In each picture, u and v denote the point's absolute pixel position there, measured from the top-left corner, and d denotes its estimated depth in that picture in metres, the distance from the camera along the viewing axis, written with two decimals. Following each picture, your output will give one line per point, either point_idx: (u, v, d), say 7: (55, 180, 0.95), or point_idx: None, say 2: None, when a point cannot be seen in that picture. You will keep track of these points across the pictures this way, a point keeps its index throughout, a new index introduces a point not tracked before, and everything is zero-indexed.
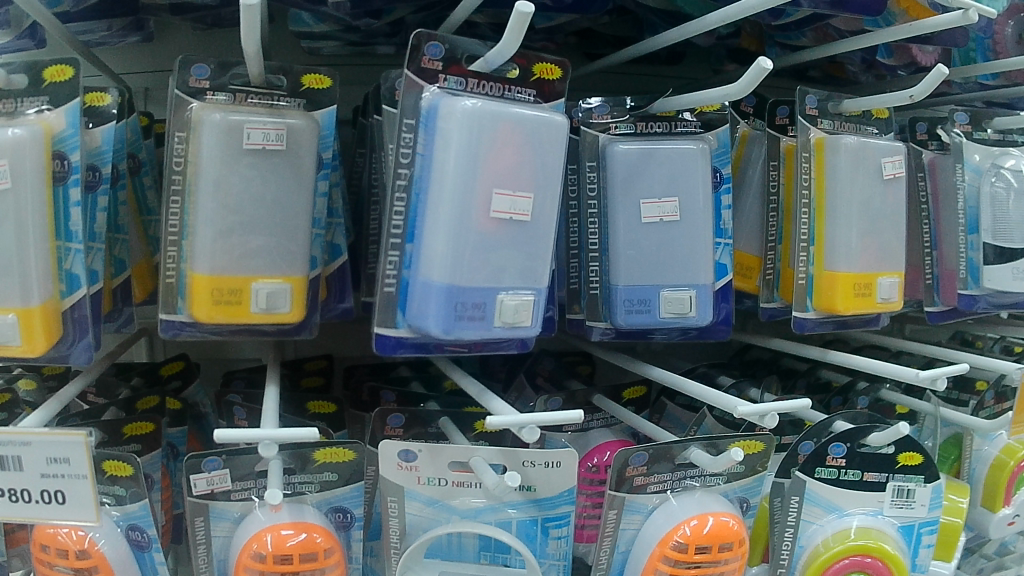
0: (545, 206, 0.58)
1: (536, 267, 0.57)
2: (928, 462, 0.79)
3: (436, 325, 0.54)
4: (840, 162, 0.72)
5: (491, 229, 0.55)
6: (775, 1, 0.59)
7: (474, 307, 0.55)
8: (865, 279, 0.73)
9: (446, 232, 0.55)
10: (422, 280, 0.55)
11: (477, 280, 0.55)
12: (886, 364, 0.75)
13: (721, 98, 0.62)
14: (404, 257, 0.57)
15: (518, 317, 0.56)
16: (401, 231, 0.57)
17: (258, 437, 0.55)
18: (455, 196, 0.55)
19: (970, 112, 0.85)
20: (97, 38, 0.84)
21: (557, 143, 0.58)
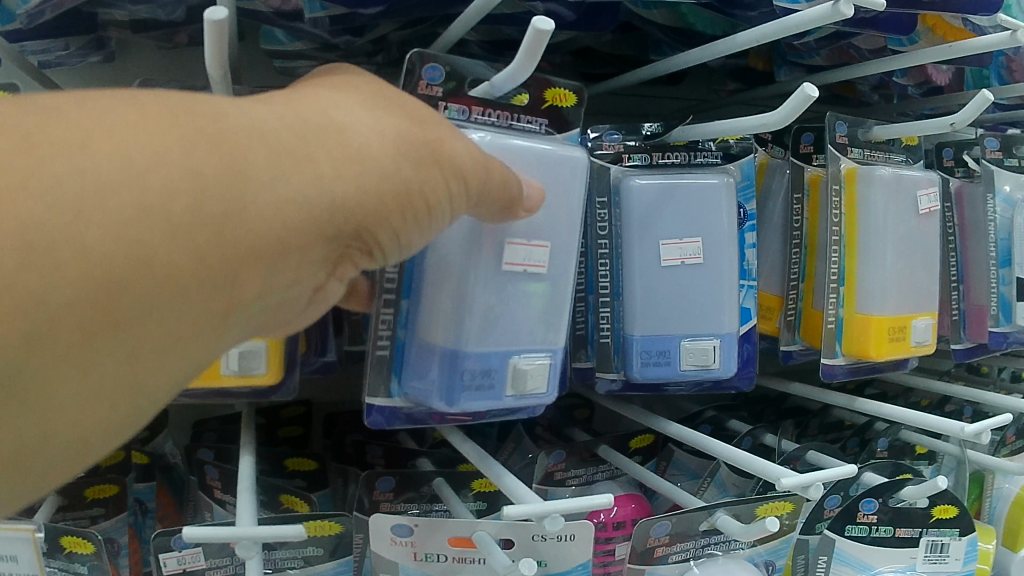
0: (565, 254, 0.52)
1: (553, 326, 0.52)
2: (964, 514, 0.72)
3: (441, 399, 0.50)
4: (874, 195, 0.66)
5: (503, 286, 0.49)
6: (802, 28, 0.52)
7: (484, 376, 0.50)
8: (898, 322, 0.67)
9: (450, 291, 0.49)
10: (424, 346, 0.50)
11: (485, 346, 0.50)
12: (929, 416, 0.70)
13: (752, 129, 0.55)
14: (400, 316, 0.51)
15: (531, 384, 0.51)
16: (395, 284, 0.51)
17: (235, 536, 0.50)
18: (461, 249, 0.48)
19: (1002, 137, 0.80)
20: (52, 59, 0.76)
21: (576, 180, 0.52)
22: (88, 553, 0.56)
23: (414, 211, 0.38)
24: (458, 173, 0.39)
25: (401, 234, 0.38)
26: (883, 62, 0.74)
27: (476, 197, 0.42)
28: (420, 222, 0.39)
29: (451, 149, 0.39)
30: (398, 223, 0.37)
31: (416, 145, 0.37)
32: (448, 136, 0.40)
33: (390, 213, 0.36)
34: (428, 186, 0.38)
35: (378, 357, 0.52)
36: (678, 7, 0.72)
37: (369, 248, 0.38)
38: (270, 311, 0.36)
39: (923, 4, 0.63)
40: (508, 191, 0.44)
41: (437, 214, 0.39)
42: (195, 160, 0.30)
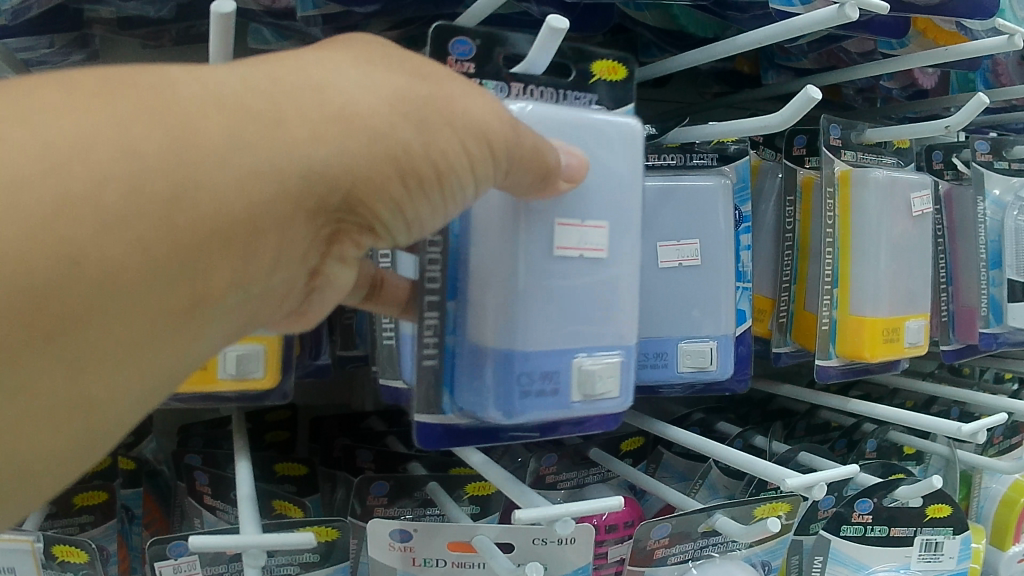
0: (626, 238, 0.49)
1: (619, 320, 0.49)
2: (956, 513, 0.73)
3: (497, 409, 0.47)
4: (868, 196, 0.66)
5: (557, 275, 0.46)
6: (805, 30, 0.53)
7: (546, 380, 0.47)
8: (893, 323, 0.67)
9: (498, 288, 0.46)
10: (475, 351, 0.47)
11: (544, 346, 0.47)
12: (922, 416, 0.70)
13: (752, 131, 0.55)
14: (447, 319, 0.48)
15: (600, 386, 0.48)
16: (438, 284, 0.47)
17: (242, 544, 0.50)
18: (511, 241, 0.45)
19: (991, 141, 0.81)
20: (38, 57, 0.75)
21: (631, 152, 0.48)
22: (80, 562, 0.56)
23: (427, 183, 0.34)
24: (485, 140, 0.36)
25: (411, 209, 0.35)
26: (875, 64, 0.74)
27: (505, 164, 0.38)
28: (435, 195, 0.36)
29: (468, 111, 0.35)
30: (404, 194, 0.34)
31: (430, 107, 0.34)
32: (469, 97, 0.36)
33: (394, 184, 0.33)
34: (440, 153, 0.34)
35: (423, 366, 0.48)
36: (669, 8, 0.72)
37: (374, 225, 0.35)
38: (261, 300, 0.34)
39: (917, 7, 0.63)
40: (536, 166, 0.40)
41: (456, 185, 0.36)
42: (133, 137, 0.27)
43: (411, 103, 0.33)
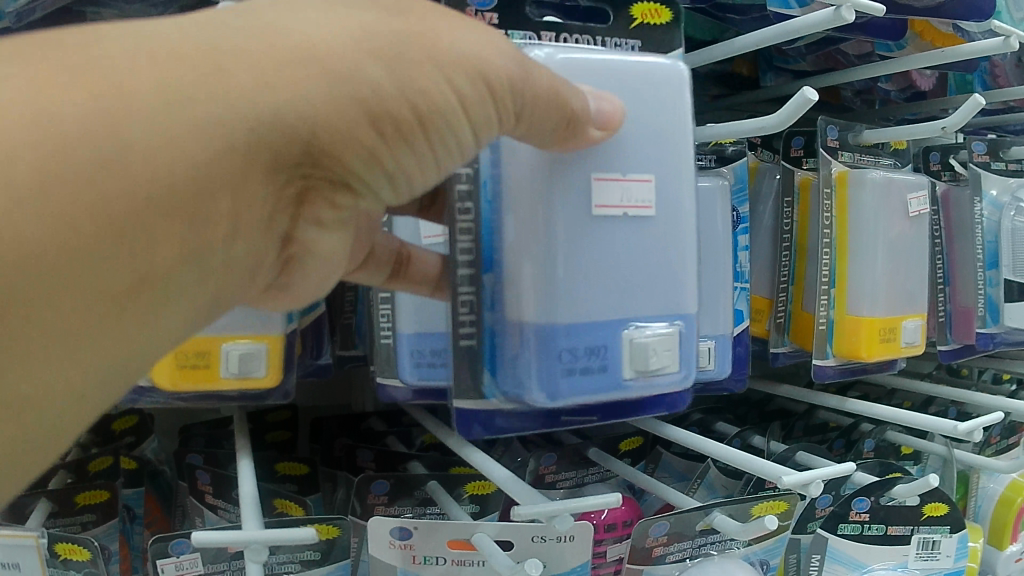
0: (670, 195, 0.47)
1: (671, 287, 0.47)
2: (954, 512, 0.74)
3: (539, 391, 0.45)
4: (865, 197, 0.67)
5: (596, 237, 0.45)
6: (803, 31, 0.53)
7: (591, 355, 0.45)
8: (889, 323, 0.68)
9: (532, 257, 0.44)
10: (513, 329, 0.46)
11: (586, 318, 0.45)
12: (919, 415, 0.71)
13: (750, 133, 0.56)
14: (485, 293, 0.46)
15: (653, 362, 0.46)
16: (471, 257, 0.46)
17: (245, 541, 0.50)
18: (540, 203, 0.43)
19: (988, 142, 0.81)
20: None
21: (671, 99, 0.47)
22: (83, 560, 0.56)
23: (405, 128, 0.33)
24: (482, 77, 0.34)
25: (396, 155, 0.34)
26: (872, 66, 0.75)
27: (520, 100, 0.36)
28: (431, 136, 0.34)
29: (461, 45, 0.33)
30: (377, 139, 0.32)
31: (409, 41, 0.32)
32: (467, 34, 0.34)
33: (361, 129, 0.31)
34: (419, 90, 0.32)
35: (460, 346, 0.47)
36: None
37: (339, 184, 0.34)
38: (220, 274, 0.33)
39: (914, 10, 0.64)
40: (561, 109, 0.39)
41: (454, 124, 0.34)
42: (54, 102, 0.26)
43: (377, 32, 0.31)
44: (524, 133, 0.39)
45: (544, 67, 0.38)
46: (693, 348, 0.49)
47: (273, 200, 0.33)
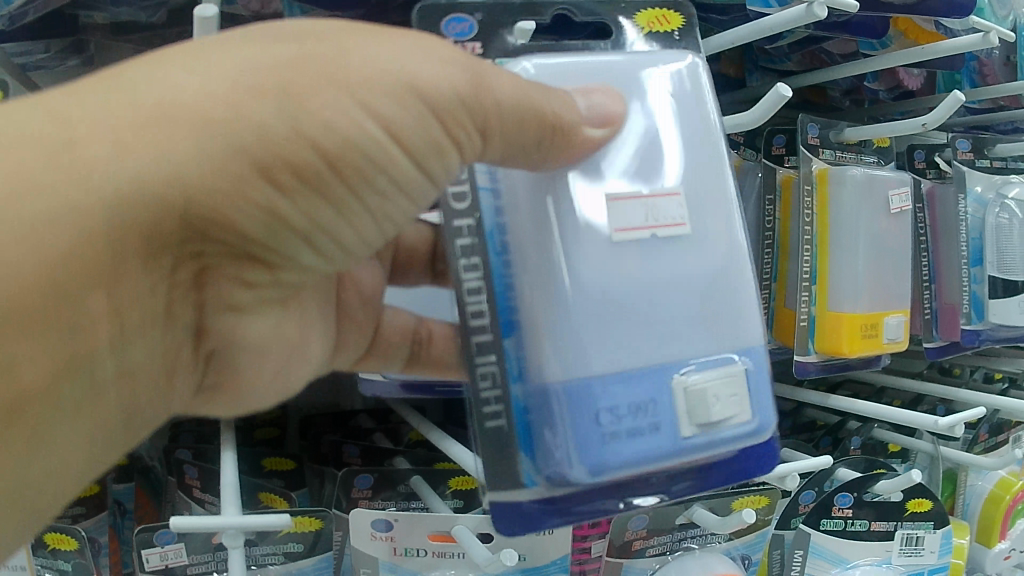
0: (700, 213, 0.45)
1: (726, 322, 0.45)
2: (937, 508, 0.74)
3: (582, 466, 0.42)
4: (845, 193, 0.67)
5: (617, 266, 0.43)
6: (779, 26, 0.53)
7: (639, 412, 0.43)
8: (871, 319, 0.68)
9: (551, 308, 0.42)
10: (542, 400, 0.43)
11: (623, 366, 0.43)
12: (901, 410, 0.71)
13: (726, 129, 0.57)
14: (508, 369, 0.44)
15: (712, 410, 0.43)
16: (485, 321, 0.44)
17: (221, 527, 0.51)
18: (547, 230, 0.43)
19: (972, 139, 0.82)
20: (35, 62, 0.76)
21: (687, 98, 0.47)
22: (70, 550, 0.57)
23: (307, 173, 0.33)
24: (413, 90, 0.34)
25: (305, 199, 0.34)
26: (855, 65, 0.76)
27: (480, 109, 0.36)
28: (359, 168, 0.34)
29: (386, 60, 0.33)
30: (273, 191, 0.32)
31: (300, 71, 0.31)
32: (399, 47, 0.34)
33: (252, 186, 0.32)
34: (321, 125, 0.31)
35: (485, 430, 0.44)
36: None
37: (243, 253, 0.35)
38: (112, 362, 0.35)
39: (893, 7, 0.65)
40: (548, 118, 0.39)
41: (383, 150, 0.34)
42: None
43: (270, 75, 0.31)
44: (504, 142, 0.39)
45: (510, 75, 0.38)
46: (761, 389, 0.46)
47: (169, 279, 0.35)
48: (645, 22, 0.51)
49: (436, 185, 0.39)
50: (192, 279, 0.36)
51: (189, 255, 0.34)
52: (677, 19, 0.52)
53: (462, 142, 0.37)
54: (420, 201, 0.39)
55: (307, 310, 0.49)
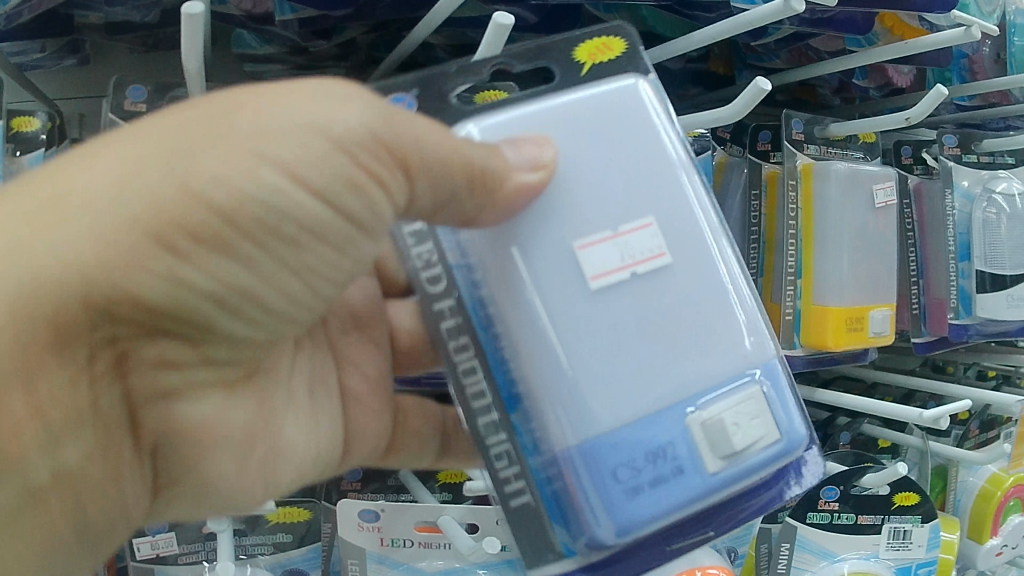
0: (679, 239, 0.44)
1: (730, 346, 0.44)
2: (926, 502, 0.74)
3: (609, 528, 0.41)
4: (829, 189, 0.68)
5: (602, 314, 0.42)
6: (770, 16, 0.54)
7: (658, 459, 0.41)
8: (856, 313, 0.69)
9: (545, 374, 0.41)
10: (558, 468, 0.42)
11: (631, 416, 0.41)
12: (886, 403, 0.71)
13: (708, 122, 0.57)
14: (521, 444, 0.43)
15: (732, 440, 0.42)
16: (485, 398, 0.44)
17: None
18: (521, 293, 0.41)
19: (959, 135, 0.82)
20: (30, 61, 0.77)
21: (644, 117, 0.45)
22: None
23: (205, 233, 0.31)
24: (318, 131, 0.32)
25: (208, 261, 0.31)
26: (839, 61, 0.76)
27: (399, 145, 0.34)
28: (263, 220, 0.32)
29: (283, 113, 0.31)
30: (171, 259, 0.31)
31: (178, 127, 0.31)
32: (301, 97, 0.32)
33: (149, 255, 0.30)
34: (208, 179, 0.30)
35: (512, 510, 0.44)
36: (638, 9, 0.73)
37: (155, 329, 0.34)
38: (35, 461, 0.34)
39: (878, 2, 0.65)
40: (479, 170, 0.38)
41: (286, 198, 0.32)
42: None
43: (154, 141, 0.30)
44: (433, 189, 0.37)
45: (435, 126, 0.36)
46: (786, 405, 0.45)
47: (85, 370, 0.33)
48: (587, 55, 0.48)
49: (366, 237, 0.36)
50: (111, 368, 0.35)
51: (103, 341, 0.33)
52: (620, 45, 0.49)
53: (391, 180, 0.35)
54: (348, 255, 0.36)
55: (279, 399, 0.46)
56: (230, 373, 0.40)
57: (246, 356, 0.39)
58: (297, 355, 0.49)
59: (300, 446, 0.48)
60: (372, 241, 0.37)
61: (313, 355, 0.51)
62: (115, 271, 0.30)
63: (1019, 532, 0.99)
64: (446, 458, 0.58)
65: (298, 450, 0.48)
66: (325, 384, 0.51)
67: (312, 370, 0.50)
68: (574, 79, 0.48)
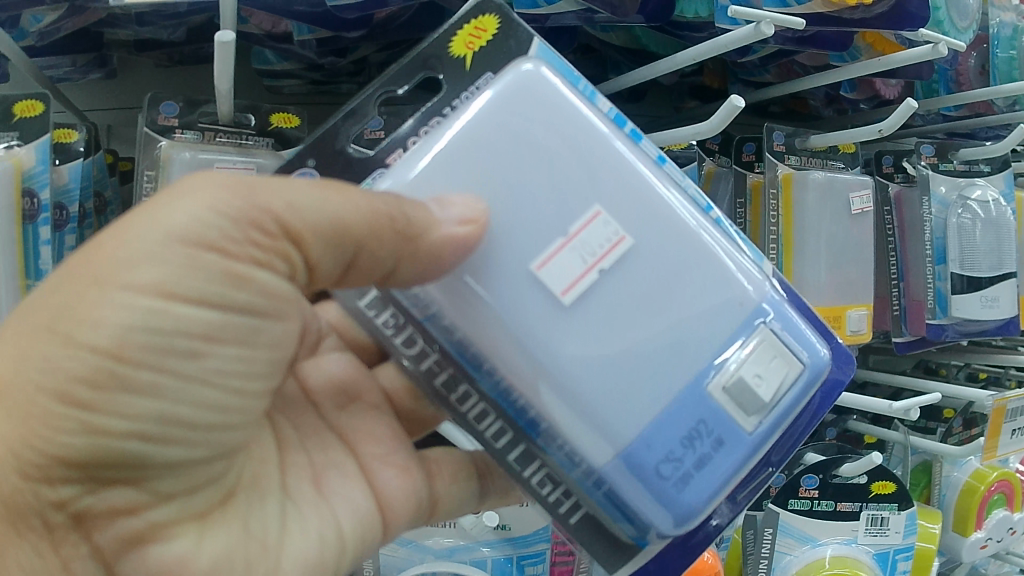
0: (636, 215, 0.47)
1: (723, 303, 0.47)
2: (903, 491, 0.79)
3: (671, 522, 0.44)
4: (808, 197, 0.75)
5: (582, 320, 0.45)
6: (756, 36, 0.60)
7: (695, 440, 0.45)
8: (832, 312, 0.75)
9: (556, 398, 0.45)
10: (609, 480, 0.45)
11: (646, 419, 0.45)
12: (861, 396, 0.77)
13: (691, 136, 0.63)
14: (559, 458, 0.49)
15: (754, 392, 0.45)
16: (502, 440, 0.51)
17: None
18: (498, 331, 0.45)
19: (935, 145, 0.88)
20: (61, 74, 0.82)
21: (553, 96, 0.49)
22: None
23: (99, 377, 0.33)
24: (177, 240, 0.34)
25: (116, 403, 0.34)
26: (824, 75, 0.81)
27: (272, 212, 0.37)
28: (152, 344, 0.34)
29: (147, 233, 0.34)
30: (80, 411, 0.34)
31: (66, 288, 0.35)
32: (152, 216, 0.35)
33: (58, 415, 0.34)
34: (90, 329, 0.33)
35: (574, 525, 0.52)
36: (631, 29, 0.78)
37: (97, 479, 0.36)
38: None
39: (852, 22, 0.70)
40: (385, 215, 0.40)
41: (168, 316, 0.34)
42: None
43: (59, 303, 0.34)
44: (331, 250, 0.40)
45: (367, 193, 0.41)
46: (799, 334, 0.48)
47: (45, 538, 0.37)
48: (463, 48, 0.55)
49: (270, 319, 0.39)
50: (68, 529, 0.37)
51: (51, 505, 0.36)
52: (493, 20, 0.55)
53: (273, 256, 0.38)
54: (260, 344, 0.39)
55: (272, 515, 0.45)
56: (196, 498, 0.40)
57: (201, 474, 0.40)
58: (284, 464, 0.49)
59: (311, 553, 0.45)
60: (279, 323, 0.40)
61: (309, 458, 0.50)
62: (35, 439, 0.34)
63: (1003, 526, 1.04)
64: (486, 498, 0.60)
65: (308, 559, 0.45)
66: (332, 471, 0.51)
67: (310, 469, 0.50)
68: (461, 75, 0.54)
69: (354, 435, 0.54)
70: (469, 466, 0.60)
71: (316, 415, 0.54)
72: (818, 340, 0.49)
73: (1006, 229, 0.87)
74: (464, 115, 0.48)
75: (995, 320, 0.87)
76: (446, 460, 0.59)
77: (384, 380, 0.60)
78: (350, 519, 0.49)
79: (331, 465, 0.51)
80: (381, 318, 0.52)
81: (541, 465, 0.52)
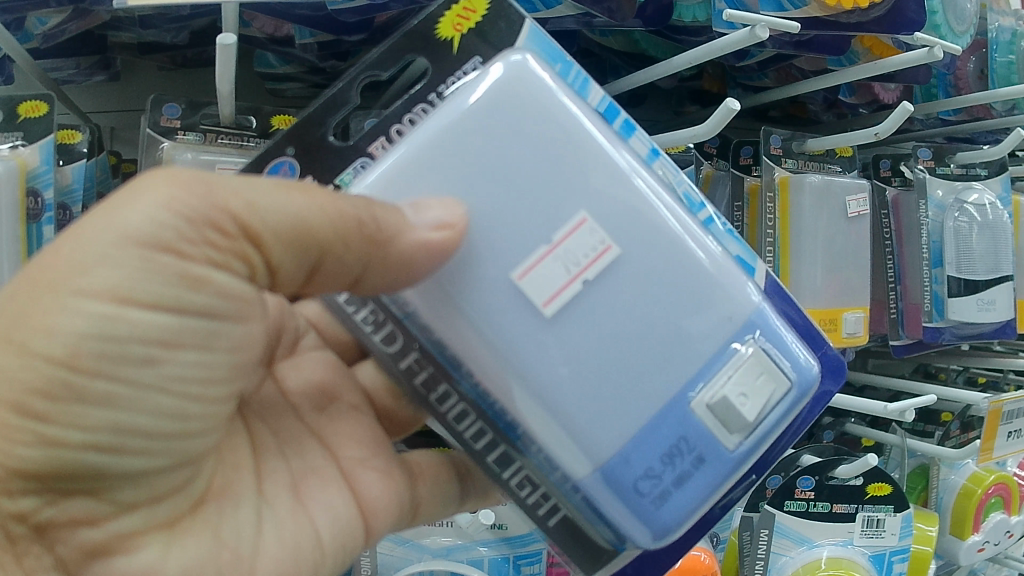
0: (623, 223, 0.47)
1: (710, 311, 0.47)
2: (897, 492, 0.80)
3: (648, 537, 0.45)
4: (804, 201, 0.75)
5: (565, 329, 0.46)
6: (755, 37, 0.60)
7: (675, 457, 0.45)
8: (830, 315, 0.75)
9: (533, 406, 0.46)
10: (586, 490, 0.47)
11: (626, 433, 0.46)
12: (854, 398, 0.77)
13: (687, 139, 0.64)
14: (539, 461, 0.50)
15: (737, 412, 0.45)
16: (482, 442, 0.52)
17: None
18: (475, 338, 0.46)
19: (934, 148, 0.89)
20: (65, 76, 0.82)
21: (539, 91, 0.48)
22: None
23: (53, 388, 0.34)
24: (132, 241, 0.34)
25: (72, 413, 0.35)
26: (822, 78, 0.81)
27: (228, 211, 0.37)
28: (106, 352, 0.35)
29: (100, 236, 0.34)
30: (35, 422, 0.35)
31: (23, 293, 0.35)
32: (102, 216, 0.35)
33: (14, 426, 0.34)
34: (42, 339, 0.34)
35: (552, 527, 0.53)
36: (631, 34, 0.79)
37: (56, 490, 0.37)
38: None
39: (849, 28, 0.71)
40: (352, 219, 0.41)
41: (123, 322, 0.35)
42: None
43: (13, 312, 0.35)
44: (292, 252, 0.40)
45: (348, 202, 0.41)
46: (788, 348, 0.48)
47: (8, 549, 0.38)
48: (451, 30, 0.55)
49: (229, 321, 0.39)
50: (31, 541, 0.38)
51: (12, 517, 0.37)
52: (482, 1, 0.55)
53: (230, 258, 0.38)
54: (219, 348, 0.39)
55: (246, 520, 0.45)
56: (161, 507, 0.41)
57: (164, 483, 0.40)
58: (260, 467, 0.49)
59: (286, 557, 0.46)
60: (239, 325, 0.40)
61: (287, 464, 0.51)
62: None
63: (1000, 529, 1.04)
64: (469, 498, 0.61)
65: (283, 565, 0.45)
66: (310, 477, 0.51)
67: (288, 476, 0.50)
68: (448, 58, 0.55)
69: (333, 439, 0.54)
70: (449, 467, 0.61)
71: (295, 418, 0.54)
72: (807, 351, 0.50)
73: (1003, 234, 0.88)
74: (449, 109, 0.48)
75: (990, 323, 0.87)
76: (425, 464, 0.60)
77: (362, 382, 0.60)
78: (329, 525, 0.50)
79: (309, 472, 0.51)
80: (360, 314, 0.52)
81: (521, 467, 0.53)
